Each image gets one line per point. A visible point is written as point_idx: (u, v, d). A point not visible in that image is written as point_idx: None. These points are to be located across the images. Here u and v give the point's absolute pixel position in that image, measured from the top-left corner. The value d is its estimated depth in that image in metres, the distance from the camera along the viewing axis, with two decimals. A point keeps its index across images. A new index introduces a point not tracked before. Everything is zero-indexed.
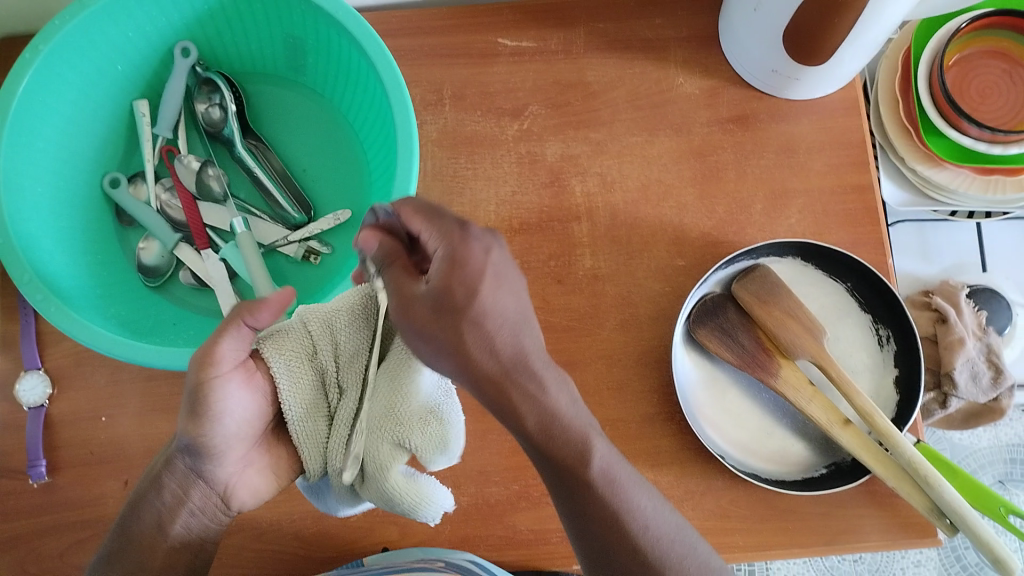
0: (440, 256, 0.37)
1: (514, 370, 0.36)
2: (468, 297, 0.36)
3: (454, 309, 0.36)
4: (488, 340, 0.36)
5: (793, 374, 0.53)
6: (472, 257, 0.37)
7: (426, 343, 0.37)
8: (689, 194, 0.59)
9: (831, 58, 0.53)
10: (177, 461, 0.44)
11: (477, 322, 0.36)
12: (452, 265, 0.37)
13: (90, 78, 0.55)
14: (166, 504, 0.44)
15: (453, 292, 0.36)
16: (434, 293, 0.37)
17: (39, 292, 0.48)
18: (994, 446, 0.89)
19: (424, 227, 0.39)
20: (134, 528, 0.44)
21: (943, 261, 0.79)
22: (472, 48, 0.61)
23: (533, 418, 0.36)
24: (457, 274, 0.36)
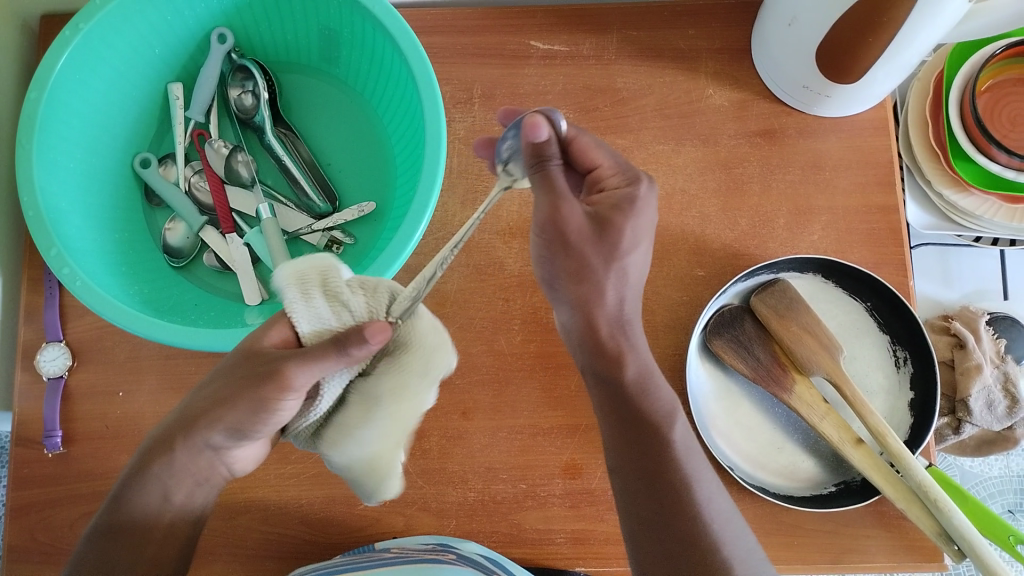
0: (613, 189, 0.41)
1: (622, 321, 0.43)
2: (629, 239, 0.40)
3: (609, 242, 0.40)
4: (622, 287, 0.42)
5: (807, 390, 0.53)
6: (643, 211, 0.41)
7: (567, 259, 0.41)
8: (713, 205, 0.59)
9: (863, 77, 0.53)
10: (199, 439, 0.43)
11: (621, 268, 0.41)
12: (622, 206, 0.40)
13: (128, 58, 0.56)
14: (178, 480, 0.44)
15: (614, 227, 0.40)
16: (594, 225, 0.40)
17: (64, 265, 0.49)
18: (1005, 475, 0.88)
19: (603, 161, 0.42)
20: (140, 494, 0.44)
21: (964, 287, 0.79)
22: (505, 49, 0.61)
23: (631, 368, 0.44)
24: (623, 213, 0.40)
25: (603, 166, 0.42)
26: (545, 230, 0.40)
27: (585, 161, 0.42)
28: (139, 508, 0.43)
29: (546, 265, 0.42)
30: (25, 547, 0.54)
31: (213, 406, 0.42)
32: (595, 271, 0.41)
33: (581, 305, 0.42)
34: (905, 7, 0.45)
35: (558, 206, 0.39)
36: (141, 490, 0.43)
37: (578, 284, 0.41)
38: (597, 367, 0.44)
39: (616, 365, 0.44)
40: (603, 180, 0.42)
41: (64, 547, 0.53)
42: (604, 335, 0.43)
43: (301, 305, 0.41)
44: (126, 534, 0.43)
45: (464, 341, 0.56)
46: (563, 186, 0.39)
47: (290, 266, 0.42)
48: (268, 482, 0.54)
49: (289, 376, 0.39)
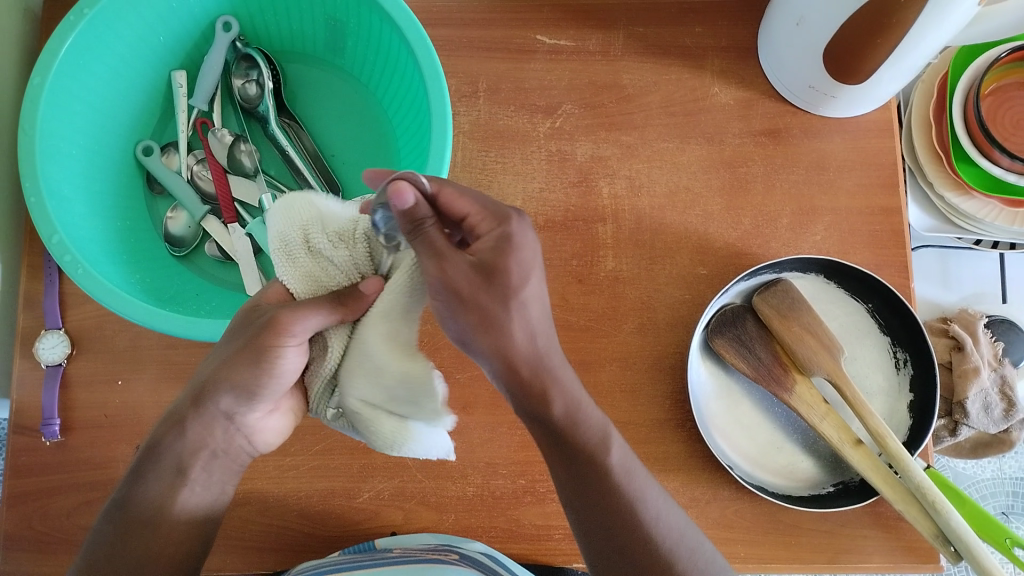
0: (492, 232, 0.37)
1: (541, 356, 0.38)
2: (520, 276, 0.36)
3: (502, 283, 0.36)
4: (530, 323, 0.37)
5: (807, 390, 0.53)
6: (525, 245, 0.37)
7: (467, 315, 0.37)
8: (716, 204, 0.59)
9: (869, 79, 0.53)
10: (211, 407, 0.44)
11: (523, 305, 0.37)
12: (501, 246, 0.36)
13: (132, 45, 0.56)
14: (192, 455, 0.45)
15: (501, 271, 0.36)
16: (478, 266, 0.36)
17: (66, 253, 0.49)
18: (997, 477, 0.88)
19: (471, 207, 0.38)
20: (153, 476, 0.44)
21: (963, 289, 0.79)
22: (511, 43, 0.61)
23: (557, 406, 0.39)
24: (504, 254, 0.36)
25: (471, 212, 0.38)
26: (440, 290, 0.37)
27: (453, 212, 0.38)
28: (150, 488, 0.44)
29: (451, 323, 0.38)
30: (22, 535, 0.53)
31: (219, 370, 0.44)
32: (499, 318, 0.37)
33: (496, 353, 0.37)
34: (913, 9, 0.45)
35: (443, 259, 0.36)
36: (151, 470, 0.44)
37: (485, 333, 0.37)
38: (527, 406, 0.40)
39: (541, 403, 0.39)
40: (473, 226, 0.38)
41: (61, 536, 0.53)
42: (527, 378, 0.38)
43: (288, 267, 0.43)
44: (137, 515, 0.43)
45: None
46: (442, 241, 0.37)
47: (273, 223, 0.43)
48: (267, 474, 0.54)
49: (282, 322, 0.41)
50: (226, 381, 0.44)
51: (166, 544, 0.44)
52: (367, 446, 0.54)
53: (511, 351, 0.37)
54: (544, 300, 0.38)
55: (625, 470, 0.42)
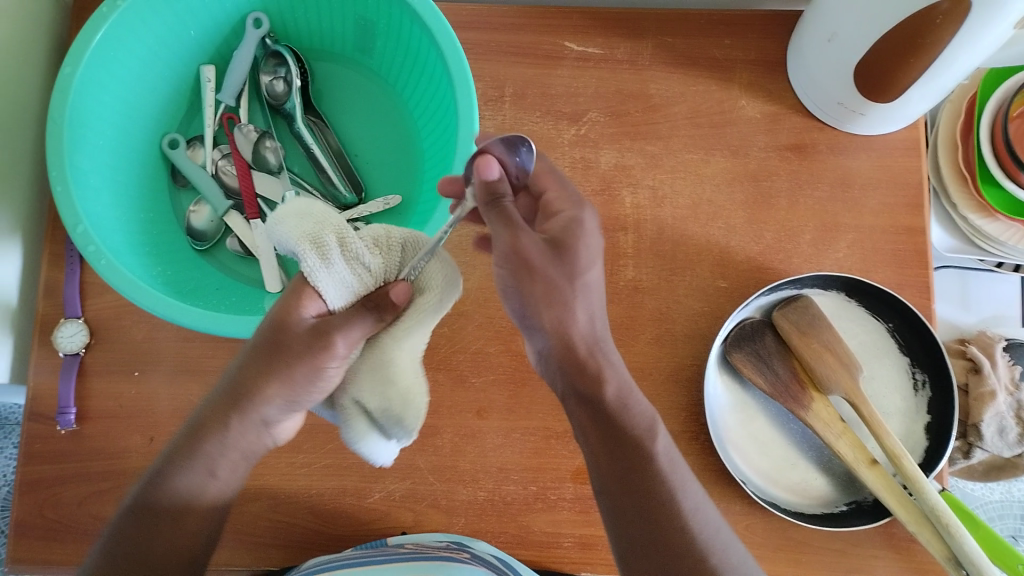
0: (566, 217, 0.40)
1: (596, 340, 0.41)
2: (586, 257, 0.40)
3: (570, 263, 0.39)
4: (590, 307, 0.40)
5: (824, 409, 0.53)
6: (590, 235, 0.40)
7: (531, 285, 0.39)
8: (739, 217, 0.58)
9: (900, 96, 0.52)
10: (251, 417, 0.43)
11: (584, 286, 0.40)
12: (572, 229, 0.40)
13: (163, 38, 0.56)
14: (227, 456, 0.43)
15: (569, 248, 0.39)
16: (549, 246, 0.39)
17: (90, 243, 0.49)
18: (1006, 500, 0.88)
19: (550, 188, 0.42)
20: (185, 473, 0.42)
21: (982, 311, 0.79)
22: (539, 49, 0.61)
23: (612, 386, 0.40)
24: (573, 235, 0.40)
25: (551, 195, 0.42)
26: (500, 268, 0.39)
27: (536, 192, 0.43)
28: (183, 484, 0.42)
29: (515, 298, 0.39)
30: (34, 522, 0.54)
31: (264, 380, 0.42)
32: (565, 294, 0.39)
33: (556, 331, 0.39)
34: (950, 29, 0.44)
35: (519, 232, 0.38)
36: (187, 463, 0.42)
37: (549, 307, 0.39)
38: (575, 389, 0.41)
39: (593, 384, 0.40)
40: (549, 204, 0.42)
41: (72, 525, 0.53)
42: (581, 355, 0.40)
43: (324, 272, 0.40)
44: (171, 502, 0.42)
45: (481, 340, 0.56)
46: (518, 217, 0.38)
47: (297, 225, 0.40)
48: (280, 471, 0.54)
49: (334, 342, 0.41)
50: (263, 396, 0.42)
51: (194, 530, 0.42)
52: None
53: (573, 329, 0.40)
54: (601, 291, 0.42)
55: (668, 462, 0.41)
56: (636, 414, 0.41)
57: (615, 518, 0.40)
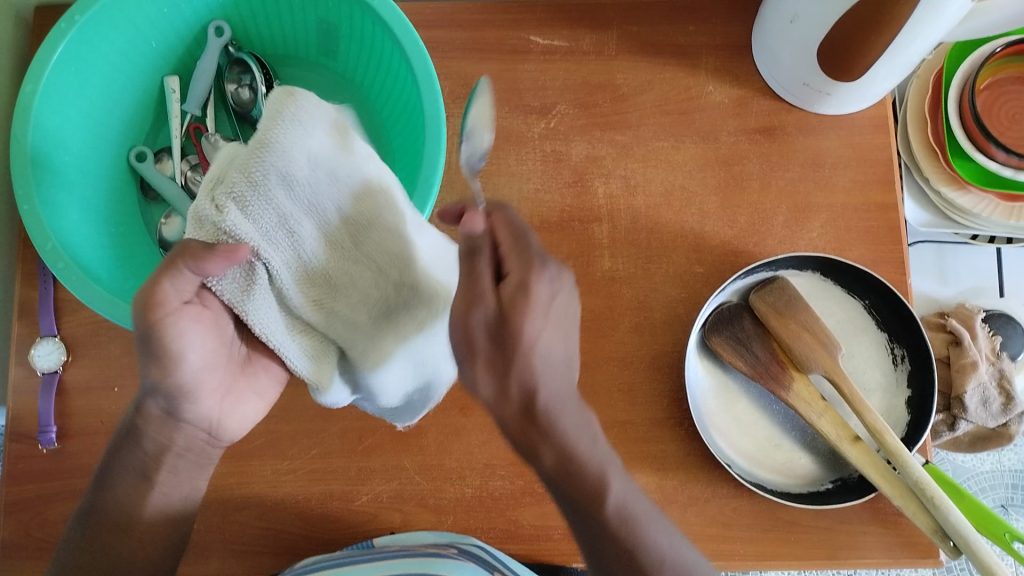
0: (513, 283, 0.38)
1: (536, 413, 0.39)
2: (528, 332, 0.38)
3: (509, 340, 0.38)
4: (529, 378, 0.39)
5: (805, 388, 0.53)
6: (540, 297, 0.38)
7: (473, 360, 0.39)
8: (712, 202, 0.59)
9: (863, 75, 0.53)
10: (151, 414, 0.44)
11: (526, 360, 0.38)
12: (518, 300, 0.38)
13: (123, 51, 0.56)
14: (146, 465, 0.45)
15: (512, 324, 0.38)
16: (491, 319, 0.38)
17: (60, 260, 0.49)
18: (996, 471, 0.89)
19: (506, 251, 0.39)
20: (121, 487, 0.45)
21: (960, 284, 0.79)
22: (505, 44, 0.61)
23: (548, 455, 0.40)
24: (520, 307, 0.38)
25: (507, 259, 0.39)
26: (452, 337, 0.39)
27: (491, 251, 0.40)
28: (121, 494, 0.45)
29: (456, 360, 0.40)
30: (19, 543, 0.53)
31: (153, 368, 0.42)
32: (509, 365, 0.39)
33: (499, 399, 0.40)
34: (907, 6, 0.44)
35: (472, 302, 0.39)
36: (115, 479, 0.45)
37: (489, 377, 0.39)
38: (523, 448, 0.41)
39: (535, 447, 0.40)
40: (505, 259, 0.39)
41: (59, 543, 0.53)
42: (514, 426, 0.40)
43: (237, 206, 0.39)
44: (113, 523, 0.45)
45: None
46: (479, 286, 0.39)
47: (257, 137, 0.40)
48: (265, 478, 0.54)
49: (159, 290, 0.39)
50: (159, 389, 0.42)
51: (144, 546, 0.45)
52: (364, 449, 0.54)
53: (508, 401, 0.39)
54: (560, 355, 0.40)
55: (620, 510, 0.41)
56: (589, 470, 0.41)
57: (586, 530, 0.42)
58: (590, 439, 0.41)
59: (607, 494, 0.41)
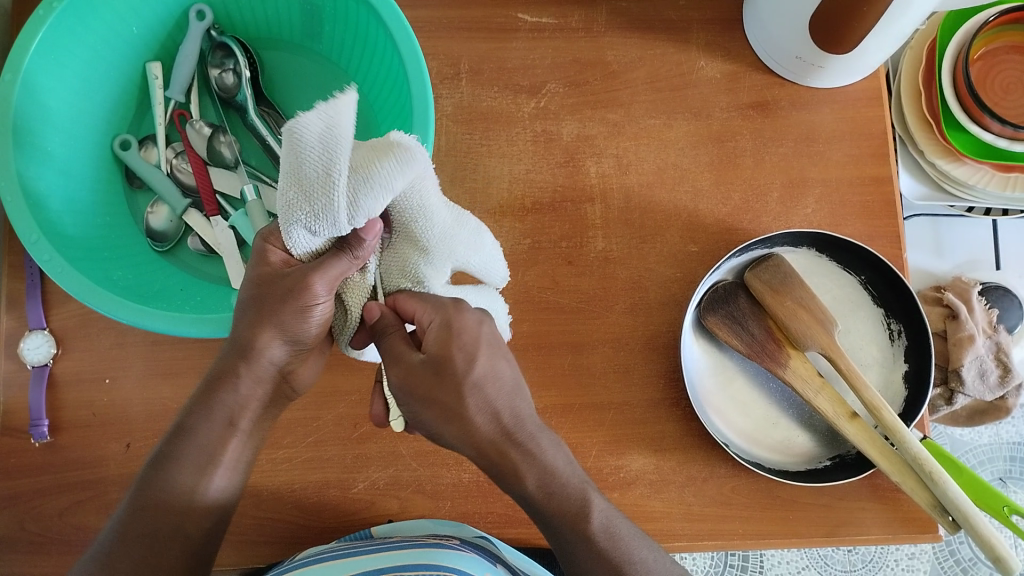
0: (436, 325, 0.41)
1: (509, 432, 0.40)
2: (463, 359, 0.40)
3: (449, 371, 0.39)
4: (487, 403, 0.40)
5: (802, 365, 0.52)
6: (465, 326, 0.41)
7: (429, 409, 0.40)
8: (706, 179, 0.58)
9: (856, 47, 0.52)
10: (261, 360, 0.43)
11: (475, 386, 0.39)
12: (444, 337, 0.40)
13: (104, 37, 0.55)
14: (235, 412, 0.44)
15: (449, 359, 0.40)
16: (430, 360, 0.40)
17: (45, 253, 0.48)
18: (994, 443, 0.89)
19: (419, 307, 0.42)
20: (182, 468, 0.42)
21: (956, 257, 0.79)
22: (494, 22, 0.60)
23: (530, 479, 0.39)
24: (449, 343, 0.40)
25: (421, 313, 0.42)
26: (402, 396, 0.41)
27: (407, 311, 0.42)
28: (183, 473, 0.42)
29: (422, 421, 0.40)
30: (16, 537, 0.53)
31: (258, 326, 0.42)
32: (456, 407, 0.39)
33: (462, 438, 0.40)
34: None
35: (402, 361, 0.41)
36: (198, 428, 0.43)
37: (448, 424, 0.39)
38: (501, 478, 0.40)
39: (513, 479, 0.40)
40: (418, 313, 0.42)
41: (56, 537, 0.53)
42: (493, 454, 0.40)
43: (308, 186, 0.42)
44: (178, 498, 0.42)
45: None
46: (400, 346, 0.41)
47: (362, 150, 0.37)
48: (262, 468, 0.53)
49: (312, 286, 0.40)
50: (296, 334, 0.42)
51: (195, 526, 0.42)
52: (360, 436, 0.54)
53: (477, 435, 0.39)
54: (505, 382, 0.41)
55: (607, 532, 0.40)
56: (565, 495, 0.40)
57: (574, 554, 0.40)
58: (569, 460, 0.41)
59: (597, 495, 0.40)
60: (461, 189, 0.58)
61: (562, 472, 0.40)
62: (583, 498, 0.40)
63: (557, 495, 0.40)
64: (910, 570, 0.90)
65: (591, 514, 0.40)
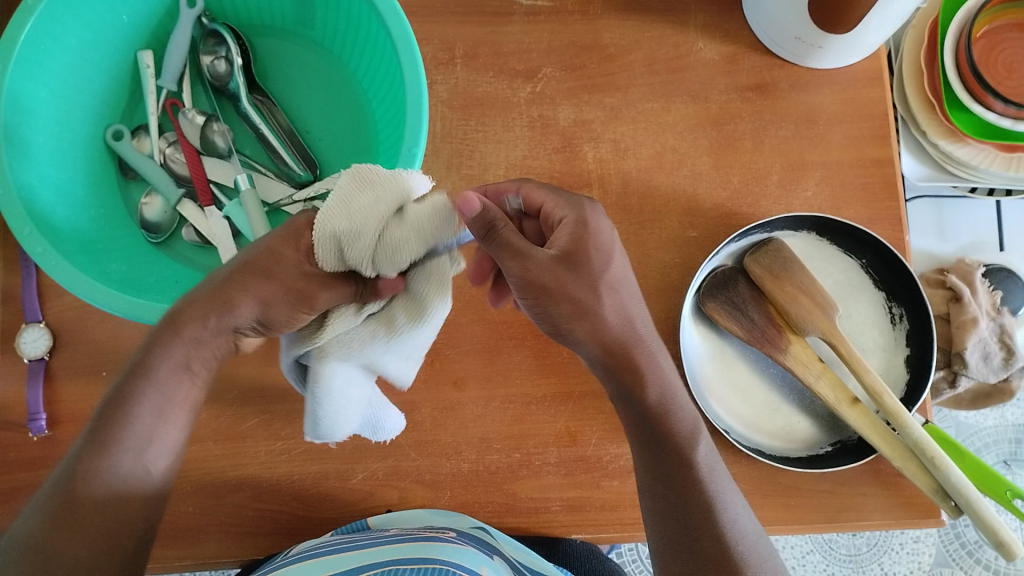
0: (571, 222, 0.42)
1: (627, 341, 0.43)
2: (600, 260, 0.42)
3: (585, 267, 0.41)
4: (617, 302, 0.43)
5: (803, 350, 0.52)
6: (599, 224, 0.43)
7: (558, 305, 0.41)
8: (704, 163, 0.57)
9: (857, 26, 0.51)
10: (228, 319, 0.43)
11: (607, 287, 0.42)
12: (579, 236, 0.42)
13: (94, 26, 0.54)
14: (197, 357, 0.44)
15: (583, 258, 0.41)
16: (563, 254, 0.41)
17: (38, 245, 0.48)
18: (1000, 426, 0.88)
19: (548, 199, 0.44)
20: (121, 442, 0.41)
21: (959, 239, 0.78)
22: (488, 5, 0.59)
23: (652, 391, 0.43)
24: (583, 243, 0.42)
25: (548, 203, 0.44)
26: (520, 287, 0.41)
27: (532, 202, 0.44)
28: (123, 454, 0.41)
29: (539, 313, 0.42)
30: None
31: (225, 294, 0.42)
32: (592, 304, 0.42)
33: (592, 336, 0.42)
34: None
35: (524, 258, 0.40)
36: (145, 394, 0.42)
37: (577, 321, 0.42)
38: (618, 383, 0.44)
39: (638, 388, 0.43)
40: (551, 212, 0.43)
41: None
42: (617, 354, 0.43)
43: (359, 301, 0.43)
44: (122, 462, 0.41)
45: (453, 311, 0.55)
46: (520, 241, 0.40)
47: (390, 199, 0.40)
48: (260, 460, 0.53)
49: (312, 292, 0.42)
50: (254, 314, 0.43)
51: (134, 525, 0.41)
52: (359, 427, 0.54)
53: (605, 332, 0.42)
54: (626, 282, 0.44)
55: (706, 469, 0.43)
56: (679, 419, 0.44)
57: (672, 494, 0.43)
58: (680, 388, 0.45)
59: (674, 446, 0.43)
60: (457, 176, 0.57)
61: (677, 399, 0.45)
62: (691, 425, 0.44)
63: (670, 416, 0.44)
64: (915, 553, 0.90)
65: (696, 453, 0.43)
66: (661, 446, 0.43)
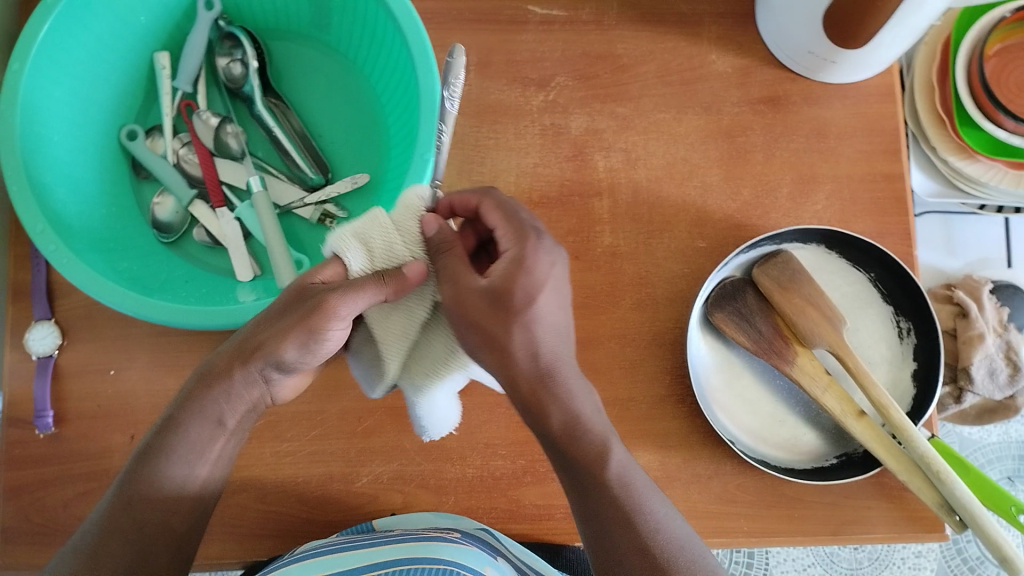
0: (511, 256, 0.40)
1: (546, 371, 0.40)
2: (524, 298, 0.39)
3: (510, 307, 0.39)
4: (534, 342, 0.40)
5: (810, 362, 0.52)
6: (540, 268, 0.40)
7: (475, 332, 0.40)
8: (715, 174, 0.57)
9: (869, 43, 0.52)
10: (256, 369, 0.43)
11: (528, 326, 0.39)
12: (512, 274, 0.39)
13: (112, 27, 0.55)
14: (231, 407, 0.44)
15: (511, 299, 0.39)
16: (491, 289, 0.39)
17: (51, 242, 0.48)
18: (1003, 442, 0.88)
19: (501, 222, 0.41)
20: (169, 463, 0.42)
21: (967, 255, 0.78)
22: (502, 14, 0.59)
23: (558, 415, 0.39)
24: (515, 282, 0.39)
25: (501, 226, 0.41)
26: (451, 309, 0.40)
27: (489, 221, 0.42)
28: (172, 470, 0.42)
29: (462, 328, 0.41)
30: (21, 527, 0.53)
31: (269, 336, 0.42)
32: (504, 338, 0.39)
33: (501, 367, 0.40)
34: None
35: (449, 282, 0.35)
36: (188, 427, 0.43)
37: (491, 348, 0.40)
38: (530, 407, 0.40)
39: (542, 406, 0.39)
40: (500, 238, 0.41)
41: (60, 527, 0.53)
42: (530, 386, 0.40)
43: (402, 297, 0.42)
44: (154, 501, 0.42)
45: None
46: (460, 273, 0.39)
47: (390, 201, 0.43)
48: (265, 460, 0.53)
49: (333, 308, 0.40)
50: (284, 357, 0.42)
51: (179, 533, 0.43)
52: (365, 430, 0.54)
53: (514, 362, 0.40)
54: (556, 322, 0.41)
55: (622, 482, 0.39)
56: (593, 434, 0.40)
57: (590, 504, 0.40)
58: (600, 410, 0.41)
59: (597, 473, 0.39)
60: (468, 181, 0.57)
61: (588, 416, 0.40)
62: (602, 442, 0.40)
63: (582, 433, 0.40)
64: (916, 568, 0.90)
65: (610, 462, 0.40)
66: (572, 460, 0.40)
